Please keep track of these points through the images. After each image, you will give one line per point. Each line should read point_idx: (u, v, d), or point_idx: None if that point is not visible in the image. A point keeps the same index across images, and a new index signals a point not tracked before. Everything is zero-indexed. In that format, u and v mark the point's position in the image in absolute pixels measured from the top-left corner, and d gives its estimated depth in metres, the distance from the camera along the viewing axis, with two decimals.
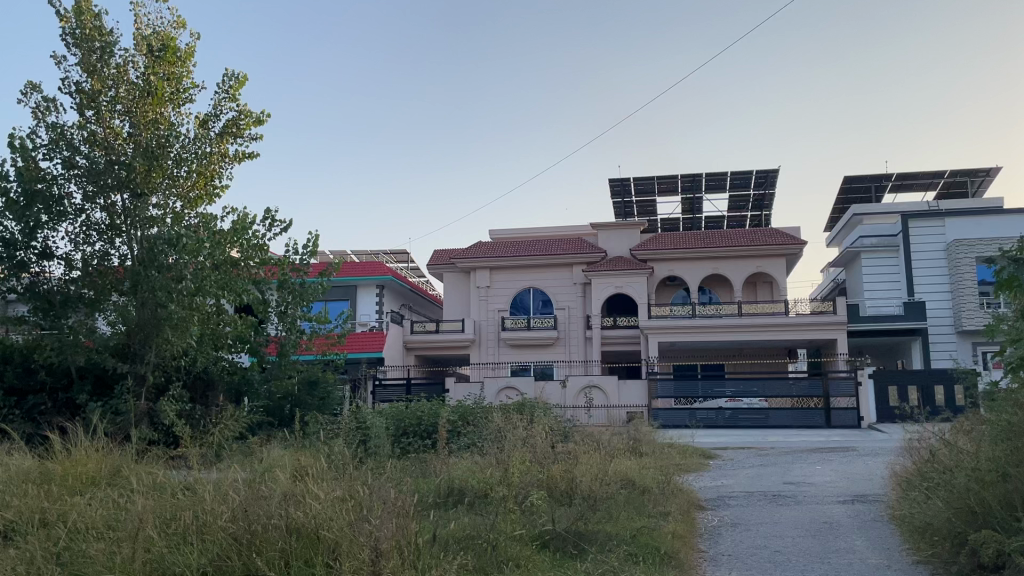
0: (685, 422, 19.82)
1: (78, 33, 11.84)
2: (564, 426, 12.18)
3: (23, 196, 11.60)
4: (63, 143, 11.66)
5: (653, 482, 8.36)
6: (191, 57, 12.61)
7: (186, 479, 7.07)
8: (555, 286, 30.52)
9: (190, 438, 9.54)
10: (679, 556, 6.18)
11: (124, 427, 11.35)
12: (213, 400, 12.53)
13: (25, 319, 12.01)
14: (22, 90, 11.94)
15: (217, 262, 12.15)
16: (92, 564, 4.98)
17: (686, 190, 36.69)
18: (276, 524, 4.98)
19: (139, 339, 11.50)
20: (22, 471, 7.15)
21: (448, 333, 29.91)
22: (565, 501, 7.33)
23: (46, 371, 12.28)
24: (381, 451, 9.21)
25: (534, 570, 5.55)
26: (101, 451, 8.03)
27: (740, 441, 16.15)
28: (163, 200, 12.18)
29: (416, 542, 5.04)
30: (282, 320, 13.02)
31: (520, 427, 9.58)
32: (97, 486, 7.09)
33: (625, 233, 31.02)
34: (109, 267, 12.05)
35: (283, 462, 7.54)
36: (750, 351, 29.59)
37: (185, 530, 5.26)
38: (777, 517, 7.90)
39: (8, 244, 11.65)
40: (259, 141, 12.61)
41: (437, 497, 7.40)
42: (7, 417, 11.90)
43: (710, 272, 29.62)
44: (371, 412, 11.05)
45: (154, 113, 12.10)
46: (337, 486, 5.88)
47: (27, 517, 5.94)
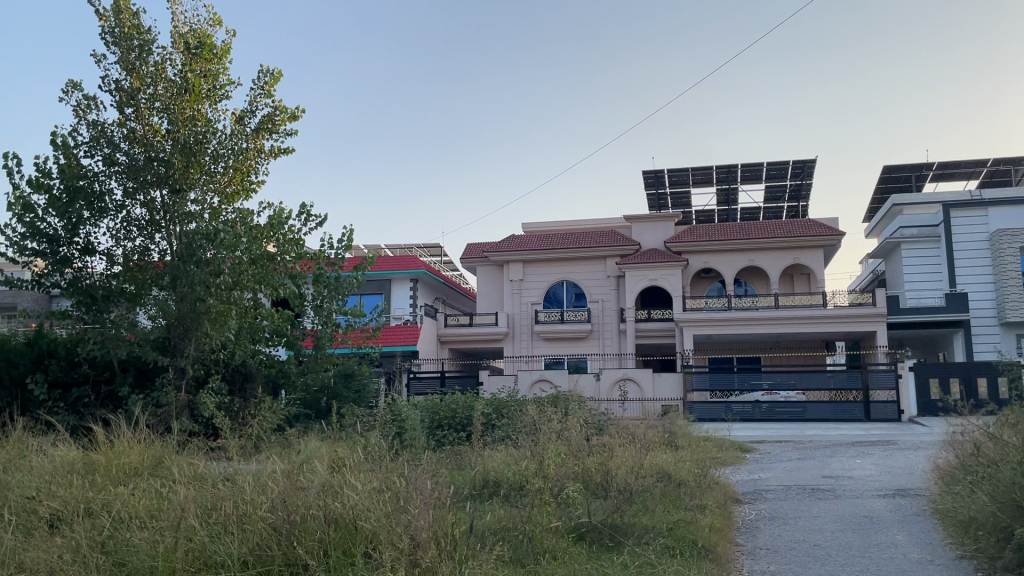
0: (721, 415, 19.68)
1: (117, 32, 12.03)
2: (599, 419, 12.13)
3: (65, 192, 11.83)
4: (104, 140, 11.90)
5: (690, 475, 8.31)
6: (227, 53, 12.75)
7: (226, 470, 7.18)
8: (589, 279, 30.42)
9: (229, 430, 9.71)
10: (717, 549, 6.13)
11: (165, 419, 11.53)
12: (251, 393, 12.69)
13: (68, 313, 12.26)
14: (63, 89, 12.18)
15: (255, 257, 12.31)
16: (137, 553, 5.07)
17: (721, 181, 36.34)
18: (316, 515, 5.05)
19: (179, 332, 11.69)
20: (67, 462, 7.31)
21: (482, 326, 29.99)
22: (601, 493, 7.29)
23: (89, 365, 12.52)
24: (416, 443, 9.26)
25: (572, 561, 5.53)
26: (144, 442, 8.19)
27: (778, 434, 15.97)
28: (201, 195, 12.33)
29: (454, 533, 5.05)
30: (318, 313, 13.13)
31: (555, 420, 9.58)
32: (140, 476, 7.22)
33: (659, 226, 30.79)
34: (149, 263, 12.26)
35: (321, 453, 7.63)
36: (787, 343, 29.26)
37: (226, 520, 5.31)
38: (817, 511, 7.80)
39: (51, 239, 11.86)
40: (295, 136, 12.73)
41: (471, 489, 7.46)
42: (52, 409, 12.17)
43: (746, 263, 29.34)
44: (406, 405, 11.13)
45: (191, 109, 12.23)
46: (374, 478, 5.93)
47: (72, 506, 6.02)
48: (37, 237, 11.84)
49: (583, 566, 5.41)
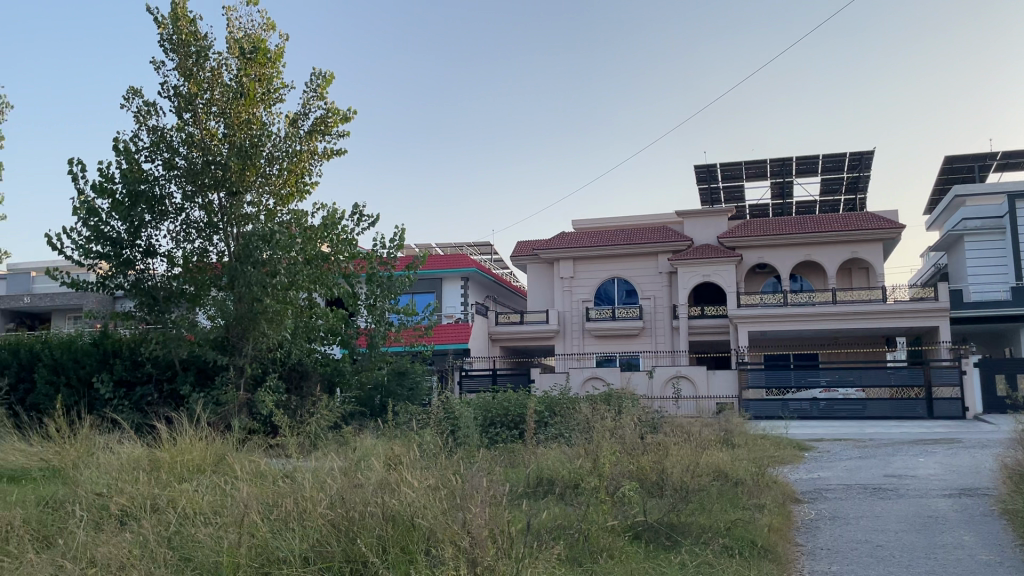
0: (778, 413, 19.40)
1: (175, 39, 12.32)
2: (653, 417, 12.02)
3: (127, 196, 12.15)
4: (163, 145, 12.24)
5: (746, 474, 8.20)
6: (281, 57, 12.96)
7: (285, 467, 7.30)
8: (640, 276, 30.20)
9: (288, 428, 9.86)
10: (776, 549, 6.03)
11: (225, 417, 11.81)
12: (308, 391, 12.91)
13: (132, 314, 12.60)
14: (124, 96, 12.54)
15: (309, 257, 12.50)
16: (201, 548, 5.18)
17: (776, 174, 35.75)
18: (374, 513, 5.11)
19: (237, 331, 11.96)
20: (132, 459, 7.53)
21: (533, 324, 30.00)
22: (656, 491, 7.24)
23: (152, 364, 12.85)
24: (470, 441, 9.30)
25: (629, 561, 5.48)
26: (205, 440, 8.37)
27: (837, 433, 15.69)
28: (257, 198, 12.60)
29: (511, 532, 5.07)
30: (371, 313, 13.35)
31: (608, 418, 9.53)
32: (204, 473, 7.40)
33: (711, 221, 30.41)
34: (208, 264, 12.54)
35: (379, 450, 7.72)
36: (845, 339, 28.69)
37: (287, 516, 5.42)
38: (878, 510, 7.64)
39: (115, 242, 12.22)
40: (347, 138, 12.92)
41: (525, 487, 7.44)
42: (118, 407, 12.55)
43: (802, 258, 28.79)
44: (459, 402, 11.21)
45: (247, 113, 12.48)
46: (430, 476, 5.98)
47: (140, 503, 6.18)
48: (102, 240, 12.21)
49: (641, 566, 5.36)
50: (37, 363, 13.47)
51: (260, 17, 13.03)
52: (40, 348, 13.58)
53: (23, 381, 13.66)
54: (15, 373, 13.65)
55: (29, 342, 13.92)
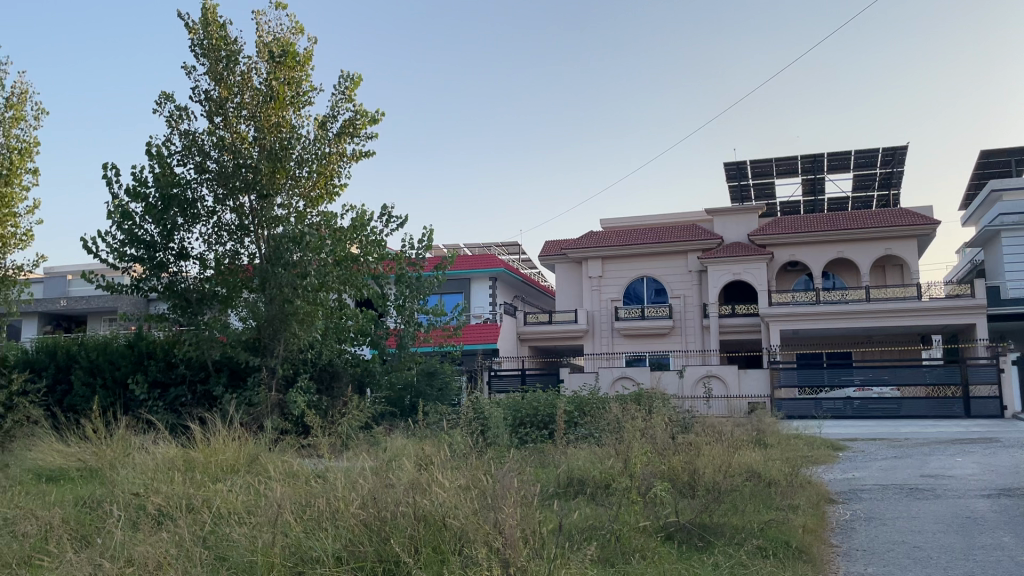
0: (811, 412, 19.13)
1: (205, 44, 12.46)
2: (685, 416, 11.91)
3: (161, 200, 12.33)
4: (195, 148, 12.38)
5: (780, 474, 8.11)
6: (309, 61, 13.06)
7: (318, 467, 7.36)
8: (669, 275, 30.01)
9: (319, 428, 9.91)
10: (812, 551, 5.95)
11: (258, 417, 11.93)
12: (339, 392, 12.99)
13: (165, 317, 12.76)
14: (156, 101, 12.71)
15: (339, 258, 12.56)
16: (236, 547, 5.23)
17: (806, 171, 35.38)
18: (405, 513, 5.14)
19: (269, 333, 12.07)
20: (168, 459, 7.64)
21: (562, 323, 29.94)
22: (689, 492, 7.18)
23: (186, 365, 13.01)
24: (500, 441, 9.28)
25: (662, 561, 5.44)
26: (238, 441, 8.46)
27: (871, 432, 15.49)
28: (287, 200, 12.71)
29: (542, 533, 5.05)
30: (401, 313, 13.40)
31: (639, 419, 9.47)
32: (237, 472, 7.49)
33: (741, 219, 30.14)
34: (239, 266, 12.64)
35: (409, 450, 7.76)
36: (878, 337, 28.31)
37: (320, 516, 5.45)
38: (915, 511, 7.52)
39: (149, 245, 12.40)
40: (375, 139, 12.99)
41: (556, 488, 7.42)
42: (153, 408, 12.74)
43: (834, 256, 28.44)
44: (488, 402, 11.22)
45: (276, 116, 12.59)
46: (461, 476, 6.00)
47: (176, 502, 6.26)
48: (136, 243, 12.40)
49: (674, 567, 5.32)
50: (74, 364, 13.71)
51: (289, 20, 13.14)
52: (76, 350, 13.80)
53: (60, 383, 13.87)
54: (53, 375, 13.89)
55: (65, 344, 14.15)
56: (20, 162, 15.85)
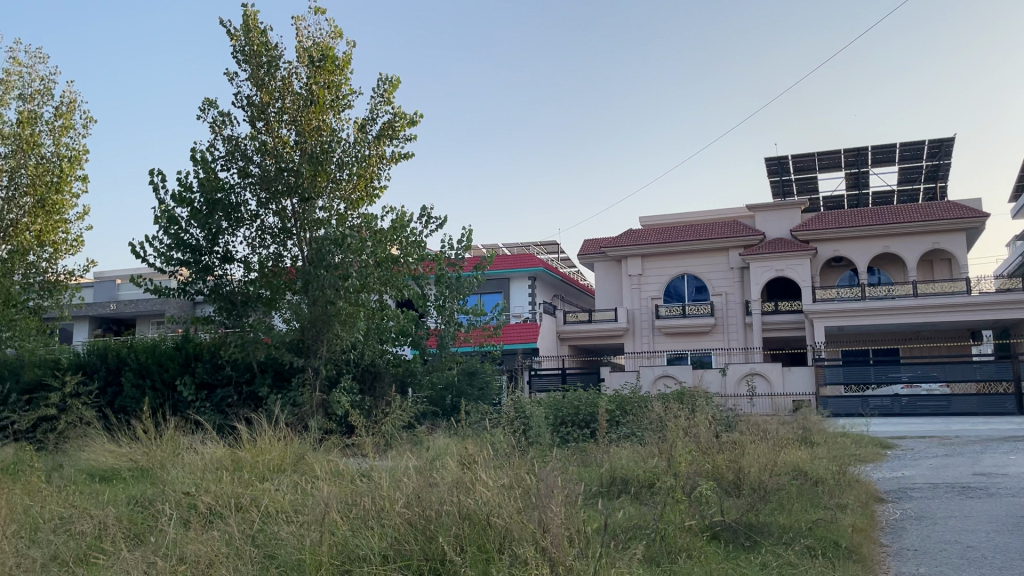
0: (858, 411, 18.70)
1: (247, 50, 12.65)
2: (728, 415, 11.80)
3: (205, 205, 12.56)
4: (238, 153, 12.57)
5: (826, 473, 7.97)
6: (348, 64, 13.19)
7: (363, 466, 7.45)
8: (710, 272, 29.69)
9: (362, 427, 9.99)
10: (862, 551, 5.85)
11: (302, 417, 12.10)
12: (381, 392, 13.10)
13: (211, 319, 12.99)
14: (200, 107, 12.93)
15: (380, 259, 12.66)
16: (284, 546, 5.31)
17: (850, 164, 34.77)
18: (450, 512, 5.17)
19: (312, 334, 12.23)
20: (217, 459, 7.79)
21: (601, 322, 29.83)
22: (734, 492, 7.11)
23: (231, 366, 13.22)
24: (542, 441, 9.24)
25: (708, 560, 5.39)
26: (283, 440, 8.60)
27: (920, 429, 15.19)
28: (328, 203, 12.85)
29: (587, 532, 5.03)
30: (441, 313, 13.51)
31: (682, 418, 9.39)
32: (284, 471, 7.61)
33: (784, 215, 29.75)
34: (282, 268, 12.81)
35: (451, 450, 7.78)
36: (927, 333, 27.75)
37: (366, 515, 5.49)
38: (968, 510, 7.35)
39: (195, 249, 12.63)
40: (414, 141, 13.08)
41: (600, 487, 7.38)
42: (200, 408, 12.98)
43: (879, 250, 27.93)
44: (530, 401, 11.22)
45: (317, 120, 12.75)
46: (505, 475, 6.02)
47: (226, 501, 6.37)
48: (182, 247, 12.63)
49: (721, 566, 5.27)
50: (123, 367, 14.00)
51: (328, 25, 13.29)
52: (126, 352, 14.09)
53: (111, 385, 14.17)
54: (104, 377, 14.20)
55: (115, 346, 14.43)
56: (70, 170, 16.24)
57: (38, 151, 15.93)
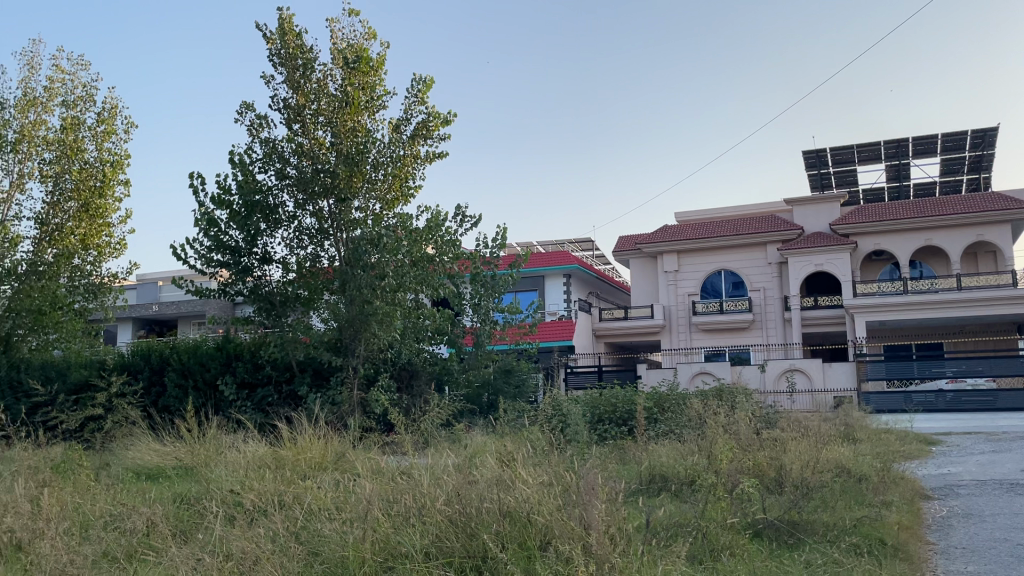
0: (901, 406, 18.18)
1: (283, 53, 12.81)
2: (768, 412, 11.66)
3: (243, 207, 12.73)
4: (275, 155, 12.72)
5: (870, 470, 7.85)
6: (382, 65, 13.30)
7: (403, 464, 7.47)
8: (748, 268, 29.37)
9: (402, 425, 10.06)
10: (909, 548, 5.74)
11: (341, 415, 12.22)
12: (418, 390, 13.17)
13: (251, 319, 13.16)
14: (238, 110, 13.11)
15: (416, 258, 12.74)
16: (327, 542, 5.36)
17: (891, 156, 34.19)
18: (490, 508, 5.18)
19: (350, 334, 12.37)
20: (258, 457, 7.88)
21: (638, 319, 29.67)
22: (776, 489, 7.05)
23: (271, 366, 13.40)
24: (580, 437, 9.23)
25: (751, 558, 5.33)
26: (322, 438, 8.71)
27: (965, 425, 14.88)
28: (364, 204, 12.96)
29: (627, 529, 4.99)
30: (477, 312, 13.48)
31: (722, 415, 9.32)
32: (325, 468, 7.70)
33: (822, 209, 29.36)
34: (320, 269, 12.95)
35: (488, 448, 7.77)
36: (971, 328, 27.22)
37: (407, 512, 5.51)
38: (1018, 508, 7.17)
39: (234, 250, 12.81)
40: (448, 139, 13.14)
41: (639, 485, 7.34)
42: (241, 408, 13.15)
43: (921, 243, 27.42)
44: (567, 399, 11.19)
45: (352, 121, 12.84)
46: (545, 472, 6.02)
47: (268, 498, 6.44)
48: (222, 249, 12.81)
49: (763, 564, 5.22)
50: (166, 367, 14.23)
51: (362, 27, 13.42)
52: (169, 353, 14.32)
53: (154, 384, 14.39)
54: (148, 377, 14.43)
55: (158, 346, 14.68)
56: (112, 174, 16.56)
57: (81, 157, 16.27)
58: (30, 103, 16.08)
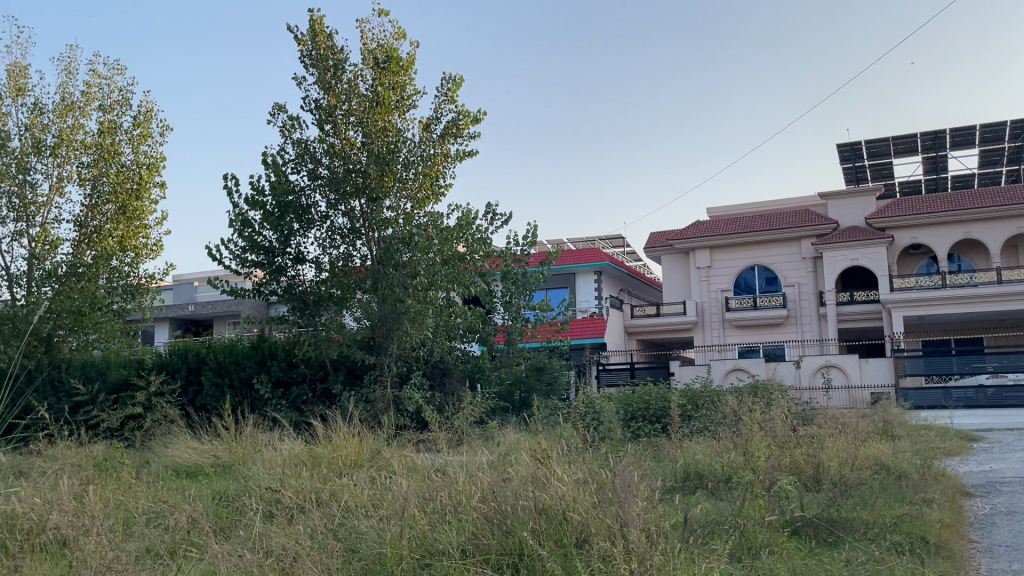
0: (940, 402, 17.99)
1: (314, 54, 12.91)
2: (804, 409, 11.53)
3: (277, 208, 12.86)
4: (308, 156, 12.82)
5: (910, 467, 7.73)
6: (412, 64, 13.34)
7: (437, 462, 7.51)
8: (781, 263, 29.07)
9: (436, 423, 10.09)
10: (951, 547, 5.64)
11: (375, 413, 12.31)
12: (450, 387, 13.20)
13: (285, 318, 13.30)
14: (270, 112, 13.24)
15: (447, 257, 12.79)
16: (365, 539, 5.41)
17: (927, 148, 33.64)
18: (525, 506, 5.20)
19: (383, 332, 12.45)
20: (295, 455, 7.97)
21: (670, 316, 29.54)
22: (814, 486, 6.98)
23: (306, 365, 13.54)
24: (614, 435, 9.20)
25: (790, 556, 5.29)
26: (357, 436, 8.78)
27: (1006, 421, 14.60)
28: (395, 203, 13.03)
29: (663, 527, 4.96)
30: (508, 309, 13.50)
31: (757, 412, 9.22)
32: (361, 465, 7.77)
33: (858, 202, 28.97)
34: (352, 268, 13.05)
35: (522, 445, 7.78)
36: (1012, 322, 26.70)
37: (443, 509, 5.54)
38: None
39: (268, 250, 12.94)
40: (478, 137, 13.16)
41: (674, 482, 7.30)
42: (277, 406, 13.30)
43: (960, 236, 26.94)
44: (601, 397, 11.18)
45: (383, 121, 12.89)
46: (580, 469, 6.01)
47: (306, 495, 6.51)
48: (256, 249, 12.96)
49: (805, 562, 5.18)
50: (203, 366, 14.43)
51: (392, 26, 13.47)
52: (205, 352, 14.52)
53: (191, 384, 14.60)
54: (185, 376, 14.65)
55: (195, 346, 14.89)
56: (148, 177, 16.81)
57: (118, 160, 16.54)
58: (68, 108, 16.37)
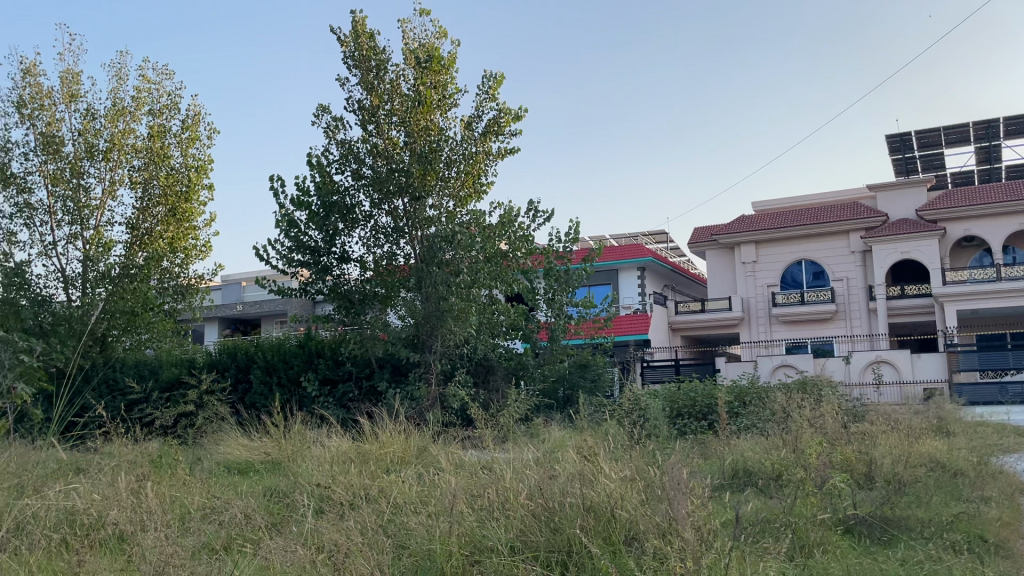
0: (996, 399, 17.40)
1: (357, 55, 13.02)
2: (855, 405, 11.34)
3: (322, 207, 13.02)
4: (351, 156, 12.94)
5: (968, 465, 7.55)
6: (453, 63, 13.38)
7: (483, 459, 7.54)
8: (829, 257, 28.59)
9: (481, 419, 10.12)
10: (1011, 546, 5.49)
11: (420, 410, 12.41)
12: (495, 384, 13.23)
13: (331, 317, 13.46)
14: (315, 112, 13.41)
15: (489, 255, 12.81)
16: (414, 535, 5.45)
17: (980, 138, 32.80)
18: (573, 502, 5.20)
19: (427, 330, 12.54)
20: (342, 453, 8.03)
21: (715, 312, 29.28)
22: (867, 484, 6.86)
23: (351, 363, 13.67)
24: (660, 432, 9.14)
25: (845, 556, 5.21)
26: (403, 433, 8.85)
27: None
28: (438, 201, 13.11)
29: (713, 524, 4.90)
30: (551, 306, 13.51)
31: (807, 408, 9.08)
32: (408, 463, 7.83)
33: (908, 194, 28.38)
34: (396, 267, 13.16)
35: (570, 442, 7.75)
36: None
37: (491, 505, 5.56)
38: None
39: (314, 250, 13.13)
40: (519, 135, 13.18)
41: (722, 479, 7.24)
42: (324, 403, 13.47)
43: (1015, 228, 26.23)
44: (646, 394, 11.11)
45: (425, 120, 12.99)
46: (627, 467, 5.97)
47: (355, 492, 6.58)
48: (302, 249, 13.14)
49: (858, 561, 5.09)
50: (252, 365, 14.67)
51: (433, 26, 13.57)
52: (254, 350, 14.78)
53: (241, 382, 14.86)
54: (235, 374, 14.92)
55: (245, 345, 15.17)
56: (197, 179, 17.13)
57: (167, 163, 16.87)
58: (119, 112, 16.75)
